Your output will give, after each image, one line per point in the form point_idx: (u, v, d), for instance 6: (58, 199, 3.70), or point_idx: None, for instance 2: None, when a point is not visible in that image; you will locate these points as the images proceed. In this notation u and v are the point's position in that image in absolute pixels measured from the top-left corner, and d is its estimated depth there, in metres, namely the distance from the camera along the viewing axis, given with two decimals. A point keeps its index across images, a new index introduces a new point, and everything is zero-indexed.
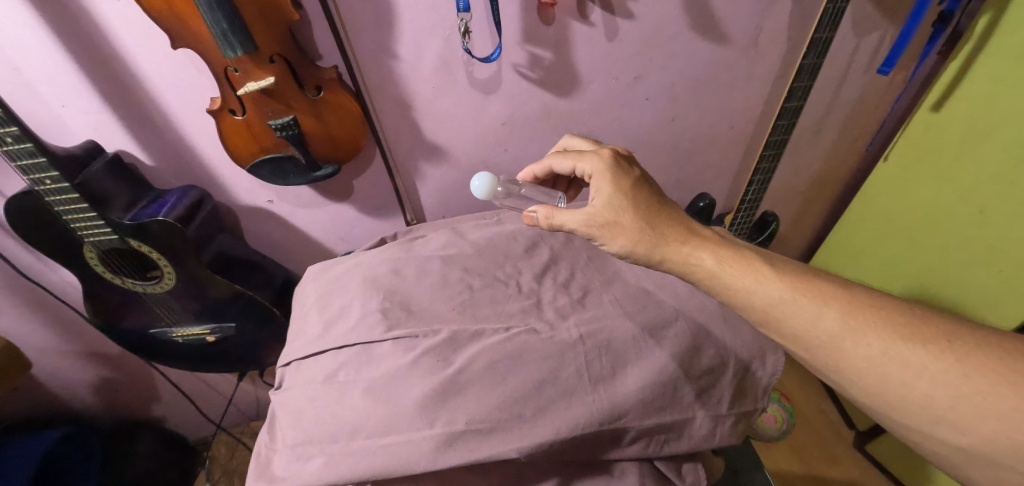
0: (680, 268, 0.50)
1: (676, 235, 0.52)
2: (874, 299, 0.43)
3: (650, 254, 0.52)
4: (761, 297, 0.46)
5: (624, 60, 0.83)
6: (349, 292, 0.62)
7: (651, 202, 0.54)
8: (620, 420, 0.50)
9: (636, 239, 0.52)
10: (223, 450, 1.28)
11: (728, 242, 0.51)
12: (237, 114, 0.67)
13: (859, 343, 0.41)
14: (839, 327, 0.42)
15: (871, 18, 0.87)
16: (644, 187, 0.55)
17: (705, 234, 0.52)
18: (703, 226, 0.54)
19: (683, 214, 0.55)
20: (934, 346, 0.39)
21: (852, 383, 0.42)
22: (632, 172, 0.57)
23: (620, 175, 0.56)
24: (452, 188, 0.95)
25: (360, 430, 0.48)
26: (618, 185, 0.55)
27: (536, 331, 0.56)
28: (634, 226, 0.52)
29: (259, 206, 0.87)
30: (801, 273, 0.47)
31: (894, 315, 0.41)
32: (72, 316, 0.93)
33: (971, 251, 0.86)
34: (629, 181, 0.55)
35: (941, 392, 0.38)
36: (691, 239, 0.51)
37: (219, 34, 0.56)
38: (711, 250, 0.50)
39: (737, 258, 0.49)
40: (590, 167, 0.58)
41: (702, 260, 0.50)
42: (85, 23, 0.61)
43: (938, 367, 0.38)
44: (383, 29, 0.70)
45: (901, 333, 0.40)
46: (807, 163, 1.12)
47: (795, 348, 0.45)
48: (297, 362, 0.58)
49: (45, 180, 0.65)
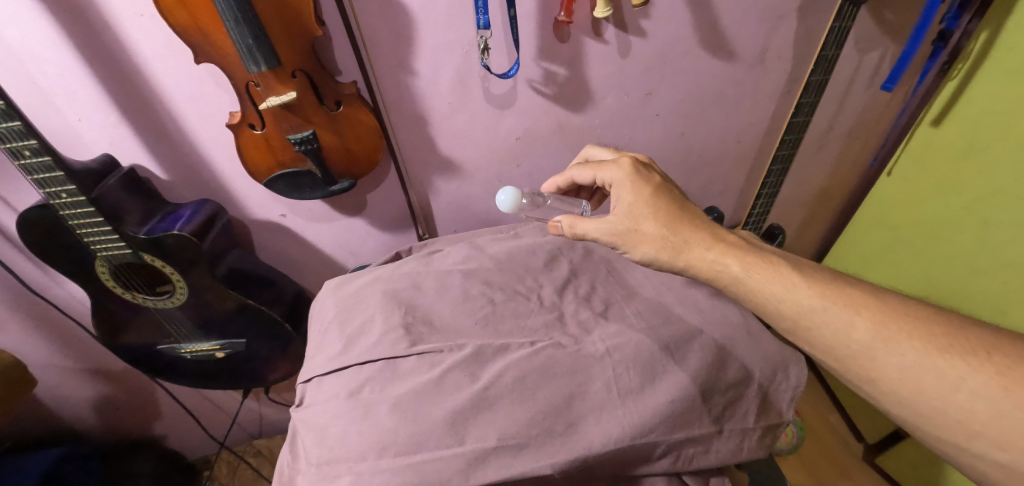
0: (705, 274, 0.51)
1: (699, 241, 0.52)
2: (908, 308, 0.44)
3: (675, 262, 0.53)
4: (789, 305, 0.47)
5: (636, 77, 0.84)
6: (370, 306, 0.62)
7: (673, 208, 0.55)
8: (652, 436, 0.49)
9: (660, 248, 0.53)
10: (224, 469, 1.27)
11: (752, 247, 0.51)
12: (256, 128, 0.67)
13: (893, 354, 0.42)
14: (871, 336, 0.43)
15: (875, 36, 0.89)
16: (667, 194, 0.56)
17: (730, 240, 0.52)
18: (726, 230, 0.54)
19: (706, 219, 0.55)
20: (973, 358, 0.39)
21: (885, 395, 0.43)
22: (652, 179, 0.58)
23: (640, 182, 0.57)
24: (464, 203, 0.95)
25: (388, 448, 0.47)
26: (638, 193, 0.56)
27: (561, 345, 0.56)
28: (657, 234, 0.53)
29: (272, 221, 0.87)
30: (830, 280, 0.47)
31: (930, 326, 0.42)
32: (76, 332, 0.91)
33: (974, 266, 0.88)
34: (650, 188, 0.56)
35: (981, 405, 0.38)
36: (716, 245, 0.52)
37: (244, 50, 0.56)
38: (737, 256, 0.50)
39: (763, 264, 0.49)
40: (611, 176, 0.59)
41: (728, 267, 0.50)
42: (109, 39, 0.61)
43: (978, 380, 0.38)
44: (402, 46, 0.70)
45: (938, 345, 0.41)
46: (811, 177, 1.14)
47: (824, 358, 0.46)
48: (319, 378, 0.57)
49: (61, 194, 0.64)
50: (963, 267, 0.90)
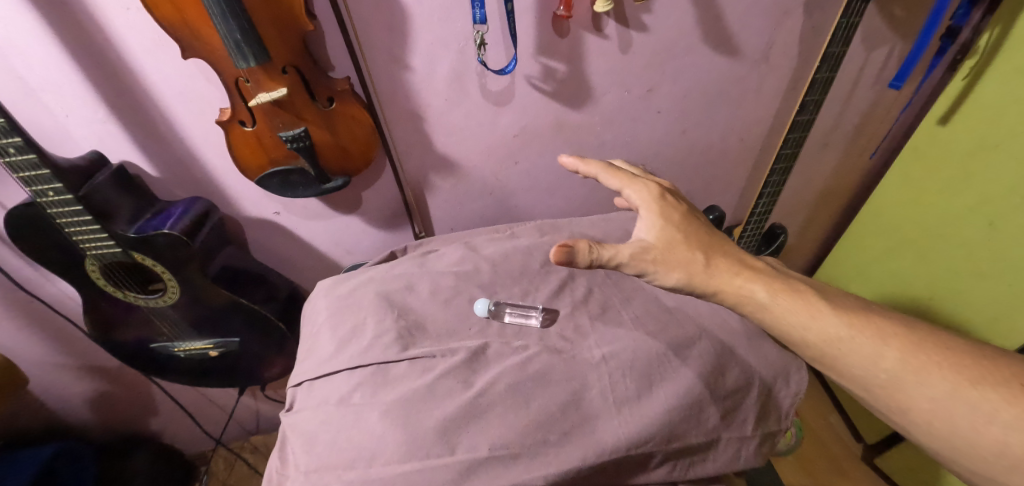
0: (734, 300, 0.49)
1: (727, 267, 0.50)
2: (937, 339, 0.46)
3: (705, 288, 0.49)
4: (818, 334, 0.47)
5: (637, 73, 0.82)
6: (361, 309, 0.61)
7: (701, 233, 0.52)
8: (648, 446, 0.48)
9: (693, 272, 0.49)
10: (222, 465, 1.27)
11: (780, 275, 0.51)
12: (247, 125, 0.66)
13: (922, 384, 0.44)
14: (900, 365, 0.45)
15: (882, 33, 0.86)
16: (694, 219, 0.54)
17: (757, 267, 0.51)
18: (751, 257, 0.53)
19: (732, 247, 0.53)
20: (1004, 390, 0.42)
21: (915, 423, 0.45)
22: (679, 206, 0.55)
23: (668, 207, 0.54)
24: (461, 201, 0.94)
25: (378, 457, 0.46)
26: (668, 218, 0.52)
27: (556, 350, 0.55)
28: (688, 257, 0.50)
29: (265, 218, 0.85)
30: (857, 308, 0.48)
31: (959, 357, 0.44)
32: (69, 329, 0.90)
33: (979, 269, 0.87)
34: (678, 214, 0.53)
35: (1014, 437, 0.40)
36: (744, 271, 0.50)
37: (233, 44, 0.55)
38: (764, 283, 0.49)
39: (791, 293, 0.49)
40: (638, 196, 0.55)
41: (756, 293, 0.49)
42: (96, 34, 0.59)
43: (1009, 412, 0.41)
44: (397, 40, 0.69)
45: (968, 376, 0.43)
46: (815, 175, 1.12)
47: (852, 387, 0.47)
48: (309, 382, 0.56)
49: (48, 192, 0.63)
50: (966, 270, 0.89)
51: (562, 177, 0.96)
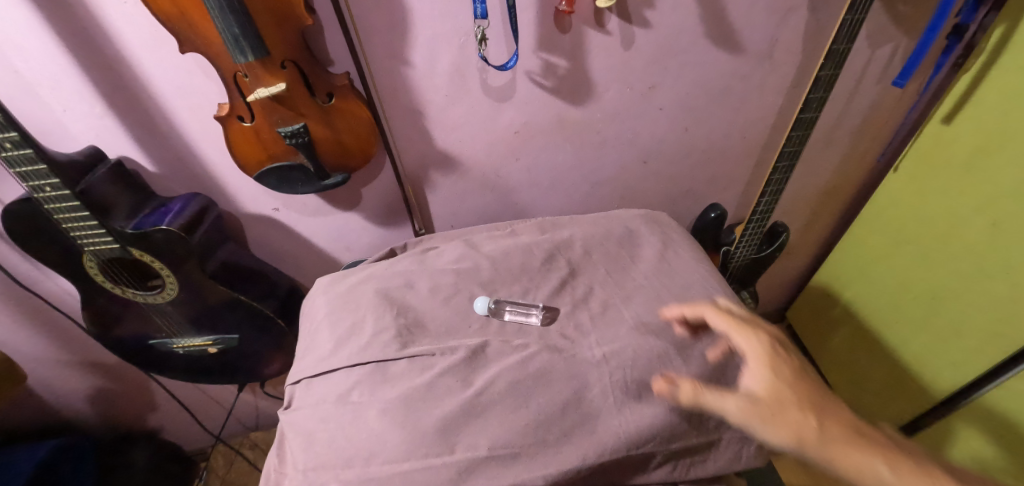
0: (851, 477, 0.41)
1: (845, 436, 0.42)
2: None
3: (821, 462, 0.41)
4: None
5: (639, 70, 0.81)
6: (360, 306, 0.60)
7: (816, 393, 0.45)
8: (648, 446, 0.48)
9: (807, 440, 0.42)
10: (221, 461, 1.27)
11: (907, 453, 0.43)
12: (245, 120, 0.65)
13: None
14: None
15: (888, 30, 0.85)
16: (808, 376, 0.47)
17: (878, 441, 0.43)
18: (867, 423, 0.45)
19: (847, 410, 0.46)
20: None
21: None
22: (794, 360, 0.48)
23: (783, 360, 0.47)
24: (461, 198, 0.93)
25: (376, 456, 0.46)
26: (781, 374, 0.46)
27: (556, 349, 0.55)
28: (800, 419, 0.43)
29: (264, 215, 0.85)
30: None
31: None
32: (67, 325, 0.90)
33: (983, 269, 0.86)
34: (791, 367, 0.47)
35: None
36: (864, 445, 0.42)
37: (231, 39, 0.54)
38: (887, 461, 0.41)
39: (920, 476, 0.41)
40: (748, 343, 0.49)
41: (879, 474, 0.41)
42: (93, 28, 0.59)
43: None
44: (397, 35, 0.68)
45: None
46: (817, 174, 1.11)
47: None
48: (307, 380, 0.56)
49: (45, 187, 0.62)
50: (969, 270, 0.89)
51: (563, 175, 0.95)
